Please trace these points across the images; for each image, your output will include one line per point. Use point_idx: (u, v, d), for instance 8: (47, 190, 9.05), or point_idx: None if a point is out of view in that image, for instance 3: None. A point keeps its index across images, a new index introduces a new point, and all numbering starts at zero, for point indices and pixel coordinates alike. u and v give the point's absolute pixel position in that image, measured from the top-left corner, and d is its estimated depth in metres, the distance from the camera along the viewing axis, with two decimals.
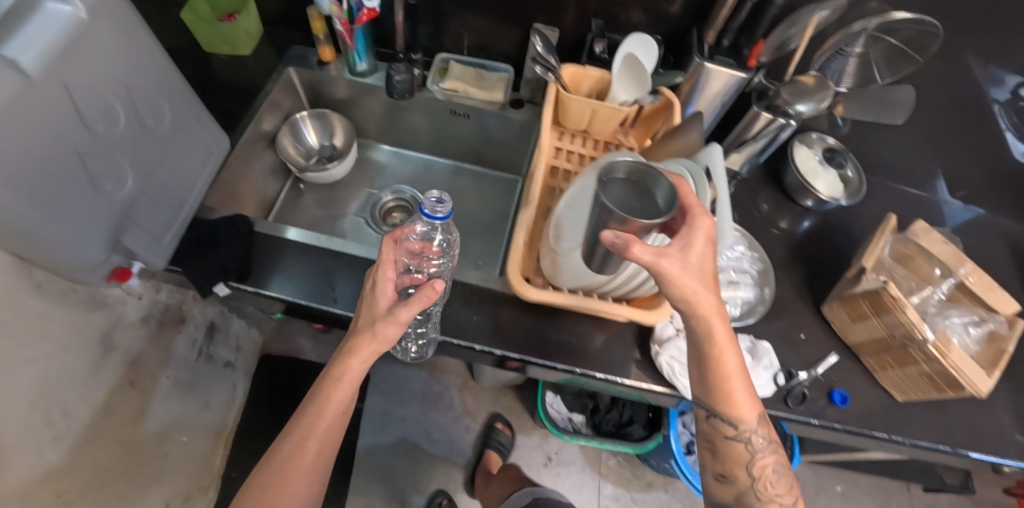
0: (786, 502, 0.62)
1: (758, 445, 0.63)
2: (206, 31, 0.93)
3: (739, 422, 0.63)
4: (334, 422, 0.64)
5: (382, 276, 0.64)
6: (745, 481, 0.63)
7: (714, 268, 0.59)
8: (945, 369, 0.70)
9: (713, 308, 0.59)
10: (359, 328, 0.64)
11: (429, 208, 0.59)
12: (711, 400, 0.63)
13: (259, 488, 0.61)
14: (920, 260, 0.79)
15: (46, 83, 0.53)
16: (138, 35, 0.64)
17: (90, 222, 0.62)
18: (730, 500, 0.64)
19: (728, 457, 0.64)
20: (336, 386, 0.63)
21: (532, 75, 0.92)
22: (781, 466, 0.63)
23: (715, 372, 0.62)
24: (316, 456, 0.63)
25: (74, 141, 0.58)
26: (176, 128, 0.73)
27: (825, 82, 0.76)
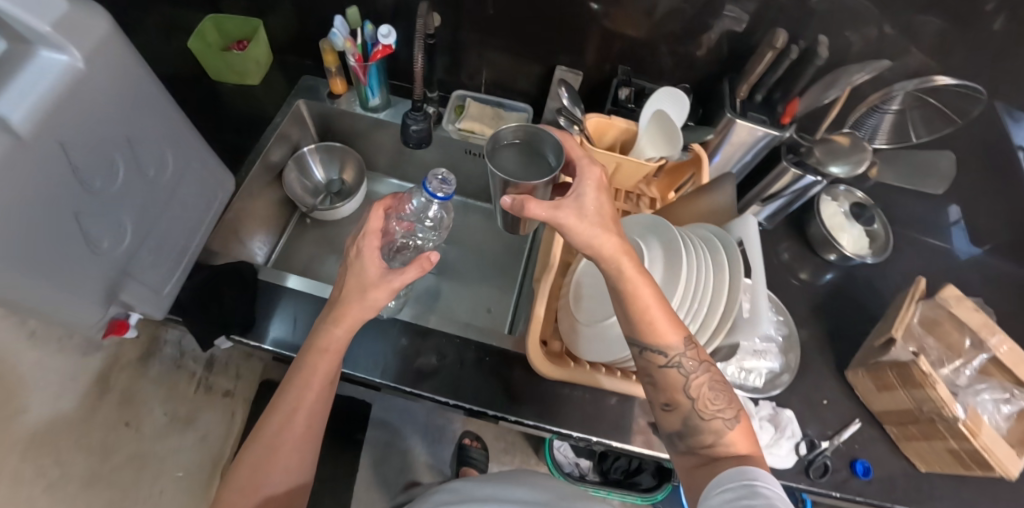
0: (729, 416, 0.56)
1: (692, 360, 0.57)
2: (214, 62, 0.91)
3: (668, 348, 0.57)
4: (323, 393, 0.62)
5: (368, 247, 0.62)
6: (688, 404, 0.57)
7: (614, 212, 0.61)
8: (975, 450, 0.66)
9: (622, 249, 0.58)
10: (344, 297, 0.62)
11: (434, 187, 0.57)
12: (639, 334, 0.57)
13: (250, 467, 0.58)
14: (948, 326, 0.75)
15: (38, 142, 0.49)
16: (139, 80, 0.61)
17: (85, 283, 0.59)
18: (678, 429, 0.58)
19: (664, 384, 0.58)
20: (322, 357, 0.62)
21: (551, 117, 0.90)
22: (717, 382, 0.57)
23: (636, 306, 0.57)
24: (308, 425, 0.60)
25: (69, 200, 0.54)
26: (179, 176, 0.69)
27: (860, 142, 0.73)
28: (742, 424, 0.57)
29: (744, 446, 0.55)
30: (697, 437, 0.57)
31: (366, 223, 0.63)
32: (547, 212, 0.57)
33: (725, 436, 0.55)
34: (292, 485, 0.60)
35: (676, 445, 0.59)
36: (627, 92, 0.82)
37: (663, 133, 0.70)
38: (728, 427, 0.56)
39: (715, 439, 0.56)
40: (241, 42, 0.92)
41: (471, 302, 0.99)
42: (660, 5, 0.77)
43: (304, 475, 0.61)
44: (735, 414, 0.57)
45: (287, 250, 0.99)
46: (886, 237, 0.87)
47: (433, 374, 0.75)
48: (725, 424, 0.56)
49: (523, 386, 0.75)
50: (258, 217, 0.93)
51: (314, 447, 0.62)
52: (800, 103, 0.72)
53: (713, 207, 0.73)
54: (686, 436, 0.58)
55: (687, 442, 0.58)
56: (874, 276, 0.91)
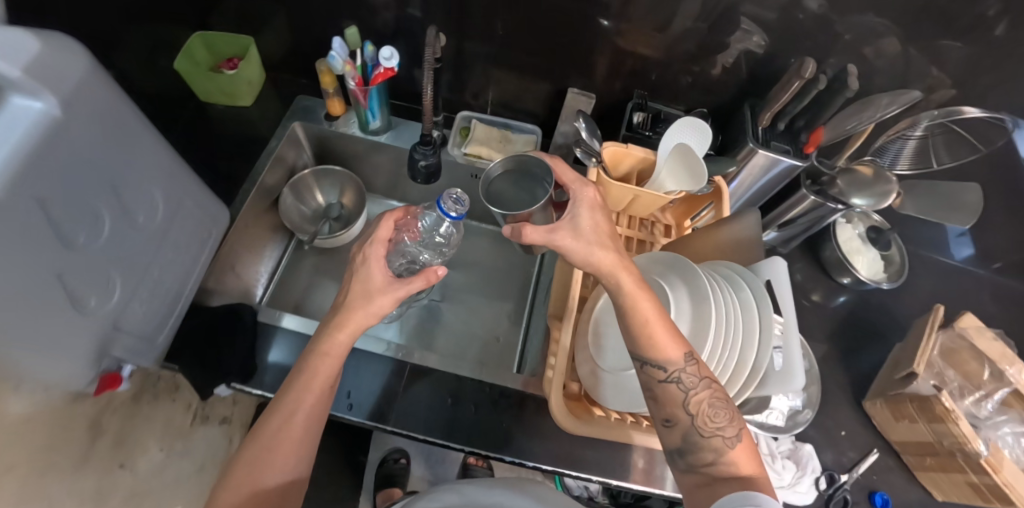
0: (731, 435, 0.53)
1: (694, 375, 0.54)
2: (204, 84, 0.86)
3: (668, 360, 0.54)
4: (323, 398, 0.58)
5: (374, 255, 0.60)
6: (687, 420, 0.54)
7: (611, 229, 0.61)
8: (996, 485, 0.65)
9: (619, 262, 0.58)
10: (349, 302, 0.59)
11: (449, 206, 0.54)
12: (639, 348, 0.55)
13: (251, 463, 0.56)
14: (966, 355, 0.74)
15: (13, 203, 0.44)
16: (121, 119, 0.55)
17: (70, 344, 0.54)
18: (678, 446, 0.55)
19: (663, 398, 0.55)
20: (324, 361, 0.58)
21: (561, 140, 0.87)
22: (720, 399, 0.53)
23: (636, 319, 0.56)
24: (304, 429, 0.57)
25: (50, 260, 0.49)
26: (170, 219, 0.64)
27: (884, 173, 0.72)
28: (745, 444, 0.53)
29: (745, 467, 0.51)
30: (696, 456, 0.53)
31: (375, 231, 0.62)
32: (543, 236, 0.58)
33: (725, 454, 0.52)
34: (281, 489, 0.56)
35: (676, 464, 0.55)
36: (642, 117, 0.79)
37: (686, 167, 0.67)
38: (728, 445, 0.52)
39: (715, 457, 0.52)
40: (232, 61, 0.87)
41: (479, 329, 0.97)
42: (673, 28, 0.74)
43: (299, 480, 0.58)
44: (737, 431, 0.53)
45: (286, 279, 0.95)
46: (903, 261, 0.87)
47: (447, 421, 0.73)
48: (725, 442, 0.52)
49: (541, 428, 0.74)
50: (255, 248, 0.88)
51: (310, 455, 0.59)
52: (825, 132, 0.70)
53: (734, 239, 0.71)
54: (685, 454, 0.54)
55: (687, 460, 0.54)
56: (888, 300, 0.90)
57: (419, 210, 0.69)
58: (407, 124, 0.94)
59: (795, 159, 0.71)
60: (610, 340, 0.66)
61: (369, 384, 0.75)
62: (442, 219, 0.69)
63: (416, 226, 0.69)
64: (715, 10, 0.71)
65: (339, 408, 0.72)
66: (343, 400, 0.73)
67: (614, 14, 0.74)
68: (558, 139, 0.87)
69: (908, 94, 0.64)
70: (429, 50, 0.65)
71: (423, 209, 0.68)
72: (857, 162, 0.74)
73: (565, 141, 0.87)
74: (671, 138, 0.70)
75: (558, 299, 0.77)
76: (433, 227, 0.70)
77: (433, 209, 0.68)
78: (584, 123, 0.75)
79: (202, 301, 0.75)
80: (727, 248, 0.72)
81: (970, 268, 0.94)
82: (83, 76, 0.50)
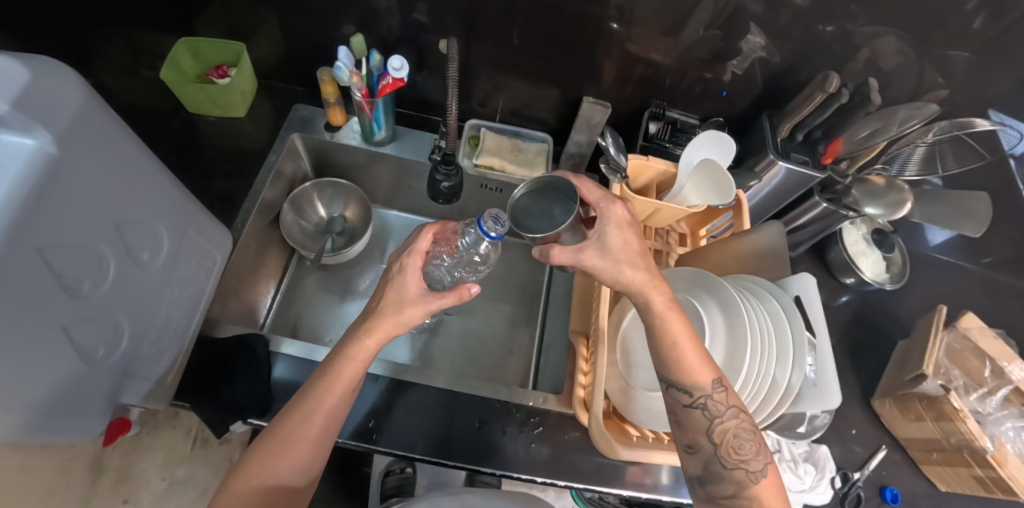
0: (755, 468, 0.51)
1: (720, 403, 0.52)
2: (193, 94, 0.80)
3: (695, 386, 0.52)
4: (343, 402, 0.56)
5: (411, 266, 0.58)
6: (710, 449, 0.52)
7: (642, 246, 0.58)
8: (1001, 478, 0.68)
9: (649, 280, 0.56)
10: (379, 307, 0.57)
11: (489, 226, 0.55)
12: (666, 369, 0.54)
13: (262, 454, 0.53)
14: (968, 354, 0.77)
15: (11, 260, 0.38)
16: (122, 148, 0.49)
17: (80, 399, 0.49)
18: (698, 473, 0.53)
19: (686, 424, 0.53)
20: (347, 364, 0.55)
21: (574, 149, 0.89)
22: (746, 430, 0.52)
23: (664, 340, 0.54)
24: (322, 428, 0.54)
25: (56, 316, 0.44)
26: (175, 252, 0.59)
27: (896, 183, 0.77)
28: (768, 479, 0.52)
29: (768, 502, 0.50)
30: (717, 486, 0.52)
31: (414, 241, 0.60)
32: (570, 257, 0.56)
33: (746, 488, 0.51)
34: (286, 491, 0.53)
35: (695, 490, 0.54)
36: (658, 127, 0.81)
37: (713, 182, 0.67)
38: (750, 479, 0.51)
39: (735, 490, 0.51)
40: (222, 68, 0.82)
41: (492, 342, 0.95)
42: (690, 37, 0.73)
43: (306, 485, 0.55)
44: (761, 465, 0.52)
45: (289, 299, 0.91)
46: (903, 264, 0.90)
47: (476, 446, 0.71)
48: (748, 475, 0.51)
49: (570, 446, 0.74)
50: (257, 269, 0.84)
51: (323, 455, 0.56)
52: (843, 144, 0.72)
53: (756, 250, 0.71)
54: (705, 483, 0.53)
55: (706, 489, 0.53)
56: (889, 299, 0.93)
57: (460, 226, 0.66)
58: (412, 133, 0.90)
59: (814, 171, 0.72)
60: (641, 356, 0.65)
61: (391, 411, 0.72)
62: (480, 239, 0.65)
63: (455, 242, 0.66)
64: (734, 18, 0.70)
65: (363, 439, 0.69)
66: (366, 430, 0.70)
67: (631, 23, 0.72)
68: (572, 148, 0.89)
69: (926, 108, 0.68)
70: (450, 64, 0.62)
71: (463, 226, 0.65)
72: (869, 174, 0.78)
73: (580, 149, 0.89)
74: (694, 153, 0.72)
75: (581, 315, 0.78)
76: (472, 246, 0.66)
77: (472, 228, 0.64)
78: (610, 137, 0.74)
79: (210, 333, 0.71)
80: (752, 261, 0.71)
81: (960, 263, 0.99)
82: (80, 104, 0.43)
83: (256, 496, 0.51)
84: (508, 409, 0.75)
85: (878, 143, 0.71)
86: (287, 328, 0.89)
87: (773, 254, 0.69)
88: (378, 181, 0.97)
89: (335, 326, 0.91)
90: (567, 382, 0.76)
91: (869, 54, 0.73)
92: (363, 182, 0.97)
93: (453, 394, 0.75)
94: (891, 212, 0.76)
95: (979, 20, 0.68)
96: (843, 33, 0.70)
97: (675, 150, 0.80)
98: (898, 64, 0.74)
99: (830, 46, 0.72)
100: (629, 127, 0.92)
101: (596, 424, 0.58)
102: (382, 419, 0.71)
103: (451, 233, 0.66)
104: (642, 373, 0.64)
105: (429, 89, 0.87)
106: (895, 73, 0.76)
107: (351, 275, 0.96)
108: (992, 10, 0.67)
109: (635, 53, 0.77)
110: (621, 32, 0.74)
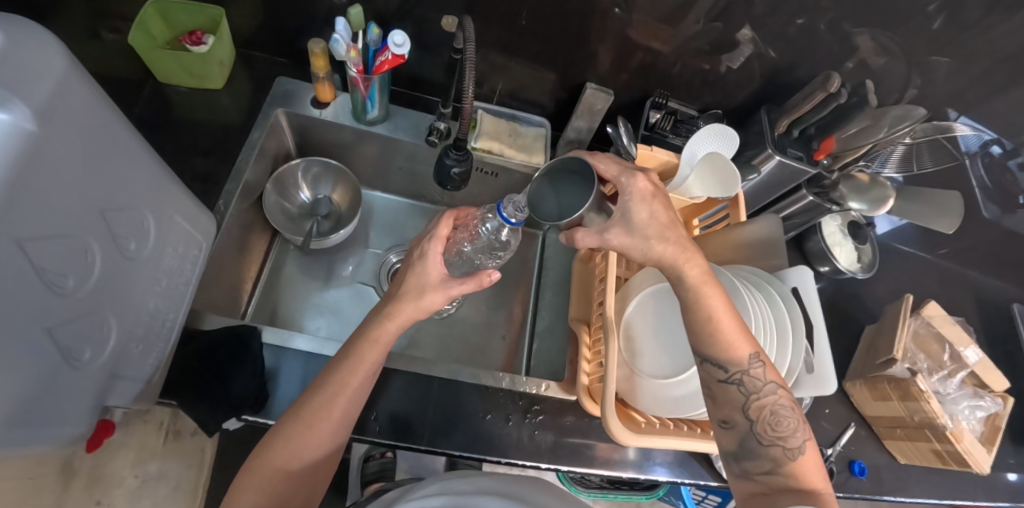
0: (794, 445, 0.52)
1: (757, 379, 0.53)
2: (164, 63, 0.74)
3: (731, 360, 0.54)
4: (365, 383, 0.57)
5: (432, 251, 0.59)
6: (744, 425, 0.53)
7: (670, 217, 0.58)
8: (957, 452, 0.75)
9: (681, 253, 0.56)
10: (402, 291, 0.59)
11: (508, 212, 0.56)
12: (701, 344, 0.55)
13: (286, 428, 0.54)
14: (930, 339, 0.85)
15: None
16: (109, 126, 0.43)
17: (71, 406, 0.45)
18: (732, 449, 0.54)
19: (721, 399, 0.54)
20: (371, 347, 0.57)
21: (573, 135, 0.88)
22: (784, 406, 0.53)
23: (699, 314, 0.55)
24: (342, 414, 0.56)
25: (38, 316, 0.39)
26: (161, 240, 0.54)
27: (879, 181, 0.85)
28: (808, 457, 0.52)
29: (807, 479, 0.50)
30: (752, 463, 0.52)
31: (434, 228, 0.61)
32: (596, 239, 0.58)
33: (783, 465, 0.51)
34: (308, 466, 0.55)
35: (730, 467, 0.55)
36: (659, 117, 0.82)
37: (719, 179, 0.69)
38: (787, 456, 0.51)
39: (772, 468, 0.51)
40: (196, 35, 0.75)
41: (484, 329, 0.94)
42: (690, 28, 0.74)
43: (329, 456, 0.57)
44: (799, 442, 0.52)
45: (270, 285, 0.86)
46: (873, 256, 0.96)
47: (478, 435, 0.71)
48: (786, 453, 0.51)
49: (572, 433, 0.75)
50: (239, 255, 0.79)
51: (339, 437, 0.57)
52: (835, 141, 0.78)
53: (753, 240, 0.73)
54: (740, 459, 0.53)
55: (742, 466, 0.53)
56: (858, 287, 0.99)
57: (479, 213, 0.67)
58: (404, 111, 0.86)
59: (807, 166, 0.77)
60: (645, 345, 0.66)
61: (393, 402, 0.70)
62: (501, 226, 0.67)
63: (476, 228, 0.68)
64: (735, 9, 0.70)
65: (369, 433, 0.68)
66: (371, 425, 0.68)
67: (635, 11, 0.71)
68: (571, 134, 0.88)
69: (916, 111, 0.72)
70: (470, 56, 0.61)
71: (482, 213, 0.66)
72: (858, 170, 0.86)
73: (578, 135, 0.88)
74: (698, 147, 0.74)
75: (581, 304, 0.79)
76: (493, 232, 0.68)
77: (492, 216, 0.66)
78: (622, 124, 0.77)
79: (195, 326, 0.66)
80: (747, 251, 0.73)
81: (918, 253, 1.06)
82: (64, 76, 0.37)
83: (269, 479, 0.52)
84: (507, 398, 0.75)
85: (863, 146, 0.77)
86: (271, 315, 0.84)
87: (771, 244, 0.71)
88: (366, 162, 0.92)
89: (321, 313, 0.87)
90: (569, 368, 0.78)
91: (855, 52, 0.76)
92: (349, 162, 0.93)
93: (455, 384, 0.74)
94: (876, 208, 0.85)
95: (943, 21, 0.73)
96: (832, 30, 0.73)
97: (674, 140, 0.84)
98: (879, 64, 0.78)
99: (822, 43, 0.75)
100: (625, 115, 0.91)
101: (609, 414, 0.58)
102: (386, 410, 0.69)
103: (472, 220, 0.68)
104: (647, 363, 0.64)
105: (422, 67, 0.83)
106: (875, 71, 0.80)
107: (336, 260, 0.92)
108: (955, 13, 0.72)
109: (636, 40, 0.76)
110: (623, 18, 0.72)
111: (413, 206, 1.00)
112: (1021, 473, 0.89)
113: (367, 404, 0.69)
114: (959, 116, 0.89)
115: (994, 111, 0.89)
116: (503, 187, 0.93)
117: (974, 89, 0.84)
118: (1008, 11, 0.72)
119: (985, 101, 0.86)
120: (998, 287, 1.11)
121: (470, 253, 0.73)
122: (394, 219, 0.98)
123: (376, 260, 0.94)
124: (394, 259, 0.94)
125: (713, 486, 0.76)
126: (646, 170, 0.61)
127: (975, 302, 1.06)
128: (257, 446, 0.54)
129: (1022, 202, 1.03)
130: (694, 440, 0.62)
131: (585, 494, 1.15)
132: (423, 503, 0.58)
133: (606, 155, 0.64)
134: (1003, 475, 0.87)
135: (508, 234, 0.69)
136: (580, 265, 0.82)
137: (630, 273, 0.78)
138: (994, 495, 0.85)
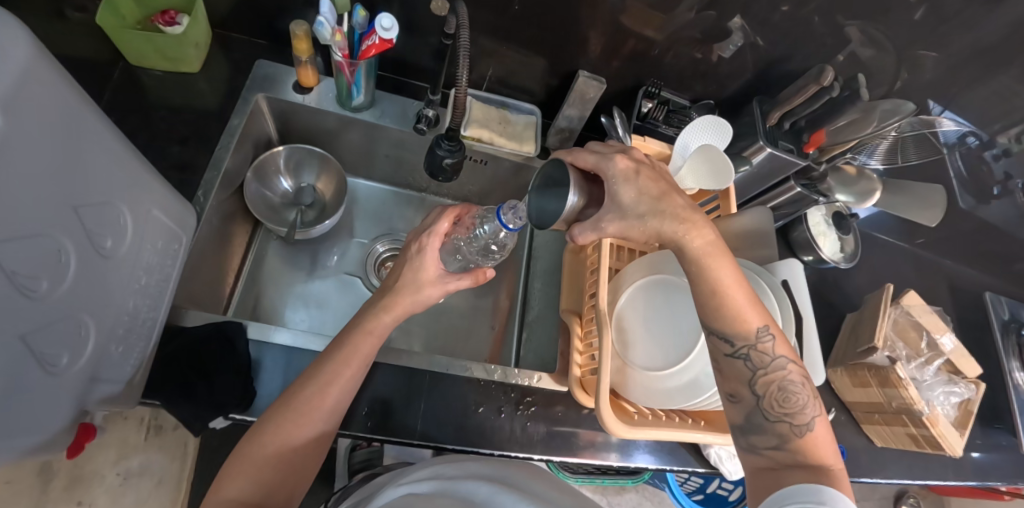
0: (803, 419, 0.53)
1: (766, 353, 0.54)
2: (135, 44, 0.70)
3: (738, 334, 0.54)
4: (360, 367, 0.56)
5: (430, 247, 0.59)
6: (751, 399, 0.54)
7: (660, 189, 0.57)
8: (931, 435, 0.78)
9: (680, 225, 0.56)
10: (396, 285, 0.59)
11: (507, 218, 0.59)
12: (708, 317, 0.55)
13: (278, 412, 0.53)
14: (908, 327, 0.89)
15: None
16: (79, 113, 0.40)
17: (48, 413, 0.43)
18: (739, 423, 0.55)
19: (727, 373, 0.55)
20: (364, 339, 0.57)
21: (565, 123, 0.86)
22: (792, 382, 0.53)
23: (704, 288, 0.55)
24: (335, 396, 0.55)
25: (14, 323, 0.37)
26: (139, 237, 0.52)
27: (864, 173, 0.93)
28: (817, 432, 0.53)
29: (815, 453, 0.52)
30: (759, 437, 0.54)
31: (433, 223, 0.60)
32: (592, 232, 0.58)
33: (790, 441, 0.52)
34: (304, 451, 0.54)
35: (737, 441, 0.56)
36: (651, 107, 0.81)
37: (711, 168, 0.70)
38: (794, 433, 0.52)
39: (778, 443, 0.53)
40: (168, 13, 0.70)
41: (470, 318, 0.94)
42: (683, 17, 0.72)
43: (324, 441, 0.56)
44: (808, 419, 0.53)
45: (252, 277, 0.83)
46: (855, 246, 0.97)
47: (472, 428, 0.71)
48: (793, 429, 0.52)
49: (562, 423, 0.75)
50: (221, 247, 0.76)
51: (334, 421, 0.56)
52: (824, 135, 0.79)
53: (742, 231, 0.73)
54: (747, 433, 0.55)
55: (749, 440, 0.55)
56: (840, 275, 1.00)
57: (478, 212, 0.65)
58: (391, 97, 0.83)
59: (796, 158, 0.78)
60: (635, 336, 0.65)
61: (382, 395, 0.69)
62: (498, 230, 0.62)
63: (470, 226, 0.65)
64: None
65: (358, 427, 0.67)
66: (360, 418, 0.67)
67: None
68: (562, 122, 0.85)
69: (906, 106, 0.74)
70: (463, 38, 0.59)
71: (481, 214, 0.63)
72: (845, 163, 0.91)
73: (569, 124, 0.86)
74: (691, 138, 0.74)
75: (571, 294, 0.78)
76: (489, 235, 0.63)
77: (490, 219, 0.62)
78: (617, 115, 0.76)
79: (177, 322, 0.64)
80: (736, 242, 0.74)
81: (896, 242, 1.09)
82: (29, 67, 0.34)
83: (268, 466, 0.51)
84: (498, 389, 0.74)
85: (848, 140, 0.79)
86: (252, 308, 0.81)
87: (761, 235, 0.71)
88: (350, 149, 0.89)
89: (304, 304, 0.85)
90: (560, 361, 0.79)
91: (845, 43, 0.76)
92: (333, 149, 0.89)
93: (445, 377, 0.73)
94: (862, 200, 0.89)
95: (925, 13, 0.73)
96: (823, 21, 0.73)
97: (666, 130, 0.83)
98: (864, 54, 0.79)
99: (812, 32, 0.74)
100: (617, 104, 0.90)
101: (603, 407, 0.58)
102: (375, 404, 0.68)
103: (469, 218, 0.65)
104: (637, 355, 0.64)
105: (409, 50, 0.80)
106: (863, 63, 0.80)
107: (320, 250, 0.89)
108: (937, 5, 0.72)
109: (629, 27, 0.74)
110: (617, 4, 0.71)
111: (397, 194, 0.97)
112: (987, 452, 0.93)
113: (358, 400, 0.68)
114: (942, 110, 0.91)
115: (973, 101, 0.90)
116: (491, 176, 0.91)
117: (953, 80, 0.86)
118: (987, 5, 0.73)
119: (964, 91, 0.88)
120: (974, 277, 1.14)
121: (466, 253, 0.68)
122: (379, 208, 0.96)
123: (362, 250, 0.92)
124: (382, 250, 0.93)
125: (700, 471, 0.78)
126: (625, 151, 0.61)
127: (948, 290, 1.09)
128: (249, 435, 0.53)
129: (997, 192, 1.06)
130: (680, 430, 0.63)
131: (574, 478, 1.19)
132: (413, 488, 0.57)
133: (583, 148, 0.63)
134: (971, 455, 0.91)
135: (506, 237, 0.63)
136: (575, 255, 0.82)
137: (620, 263, 0.78)
138: (962, 475, 0.89)
